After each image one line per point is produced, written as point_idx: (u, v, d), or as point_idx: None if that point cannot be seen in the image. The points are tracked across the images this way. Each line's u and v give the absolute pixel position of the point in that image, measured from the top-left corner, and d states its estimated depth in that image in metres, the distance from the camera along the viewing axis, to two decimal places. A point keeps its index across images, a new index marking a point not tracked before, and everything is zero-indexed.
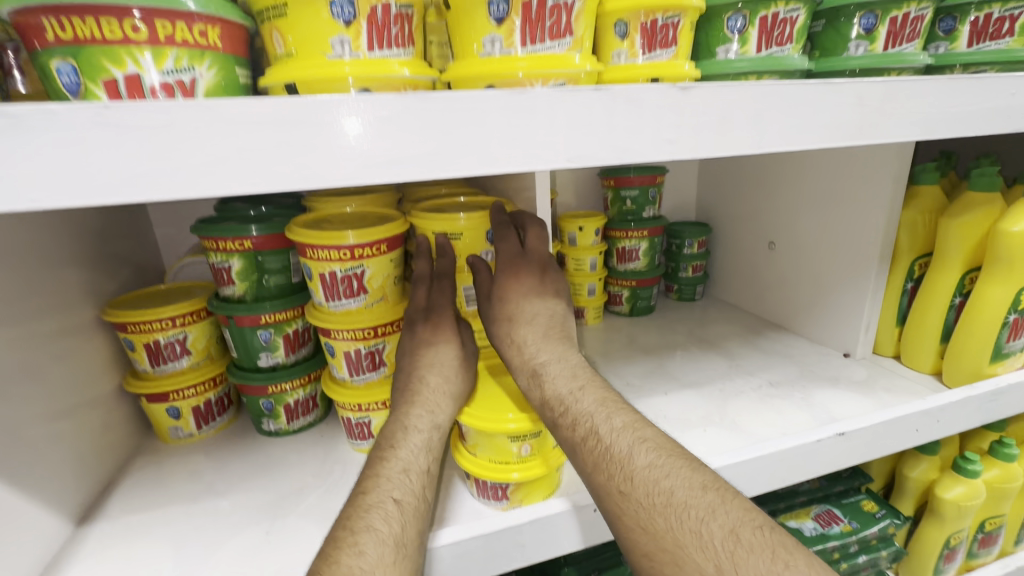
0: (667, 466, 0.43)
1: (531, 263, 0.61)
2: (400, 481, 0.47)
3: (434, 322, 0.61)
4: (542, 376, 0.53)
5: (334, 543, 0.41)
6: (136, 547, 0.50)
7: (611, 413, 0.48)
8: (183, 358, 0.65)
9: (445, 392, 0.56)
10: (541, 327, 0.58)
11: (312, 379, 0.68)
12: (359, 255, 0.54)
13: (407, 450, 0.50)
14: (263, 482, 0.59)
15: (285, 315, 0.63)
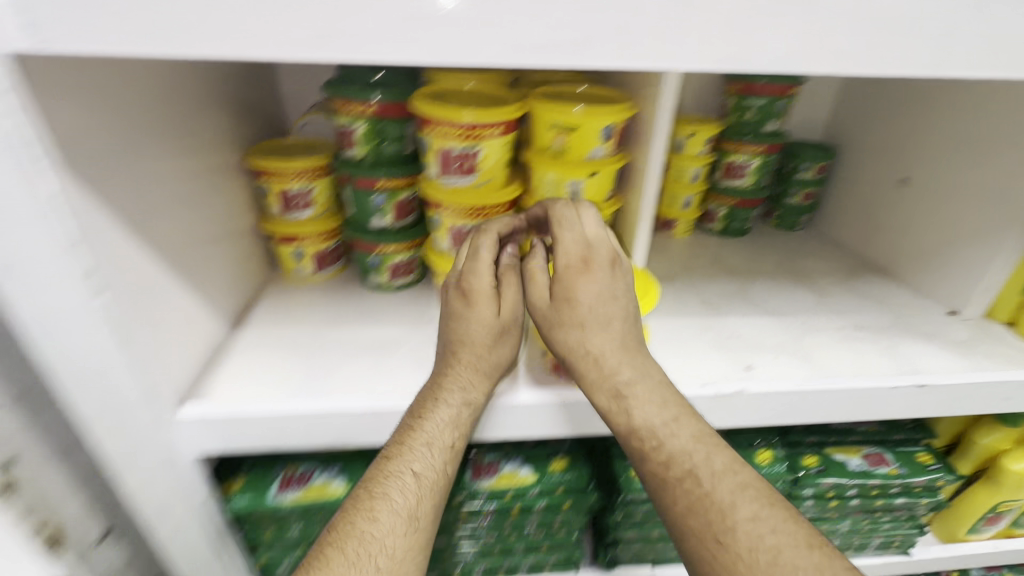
0: (771, 518, 0.45)
1: (597, 254, 0.53)
2: (422, 455, 0.51)
3: (470, 295, 0.55)
4: (627, 400, 0.51)
5: (355, 508, 0.48)
6: (273, 354, 0.62)
7: (710, 453, 0.49)
8: (306, 209, 0.73)
9: (488, 373, 0.55)
10: (617, 336, 0.53)
11: (415, 245, 0.75)
12: (475, 135, 0.56)
13: (432, 425, 0.51)
14: (369, 326, 0.68)
15: (397, 182, 0.68)
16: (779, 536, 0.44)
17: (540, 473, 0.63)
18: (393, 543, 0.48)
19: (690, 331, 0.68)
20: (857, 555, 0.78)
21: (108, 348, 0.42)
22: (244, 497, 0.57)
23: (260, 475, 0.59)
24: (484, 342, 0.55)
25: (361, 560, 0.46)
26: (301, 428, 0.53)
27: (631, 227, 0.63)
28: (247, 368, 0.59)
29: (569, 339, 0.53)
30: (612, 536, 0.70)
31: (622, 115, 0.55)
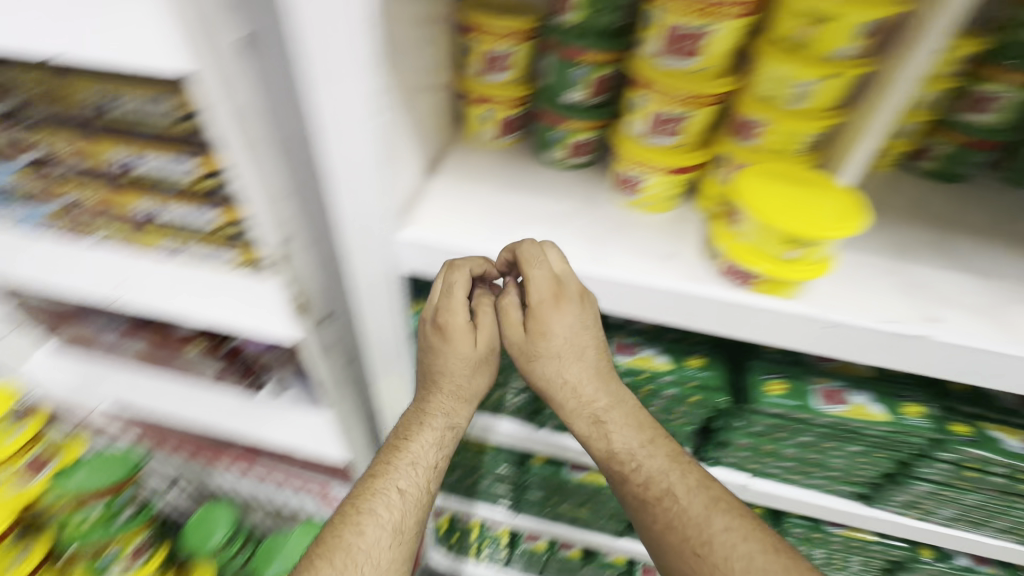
0: (706, 507, 0.62)
1: (569, 291, 0.59)
2: (405, 475, 0.69)
3: (445, 332, 0.64)
4: (605, 424, 0.66)
5: (347, 524, 0.65)
6: (461, 202, 0.67)
7: (683, 472, 0.64)
8: (504, 73, 0.74)
9: (466, 402, 0.70)
10: (592, 365, 0.65)
11: (599, 126, 0.75)
12: (714, 13, 0.53)
13: (417, 446, 0.70)
14: (542, 197, 0.72)
15: (602, 57, 0.67)
16: (716, 530, 0.60)
17: (676, 363, 0.68)
18: (380, 552, 0.65)
19: (873, 270, 0.63)
20: (965, 530, 0.76)
21: (374, 161, 0.50)
22: None
23: None
24: (461, 382, 0.68)
25: (351, 561, 0.62)
26: (492, 271, 0.60)
27: (848, 145, 0.57)
28: (443, 209, 0.66)
29: (544, 368, 0.66)
30: (724, 437, 0.73)
31: (889, 12, 0.48)
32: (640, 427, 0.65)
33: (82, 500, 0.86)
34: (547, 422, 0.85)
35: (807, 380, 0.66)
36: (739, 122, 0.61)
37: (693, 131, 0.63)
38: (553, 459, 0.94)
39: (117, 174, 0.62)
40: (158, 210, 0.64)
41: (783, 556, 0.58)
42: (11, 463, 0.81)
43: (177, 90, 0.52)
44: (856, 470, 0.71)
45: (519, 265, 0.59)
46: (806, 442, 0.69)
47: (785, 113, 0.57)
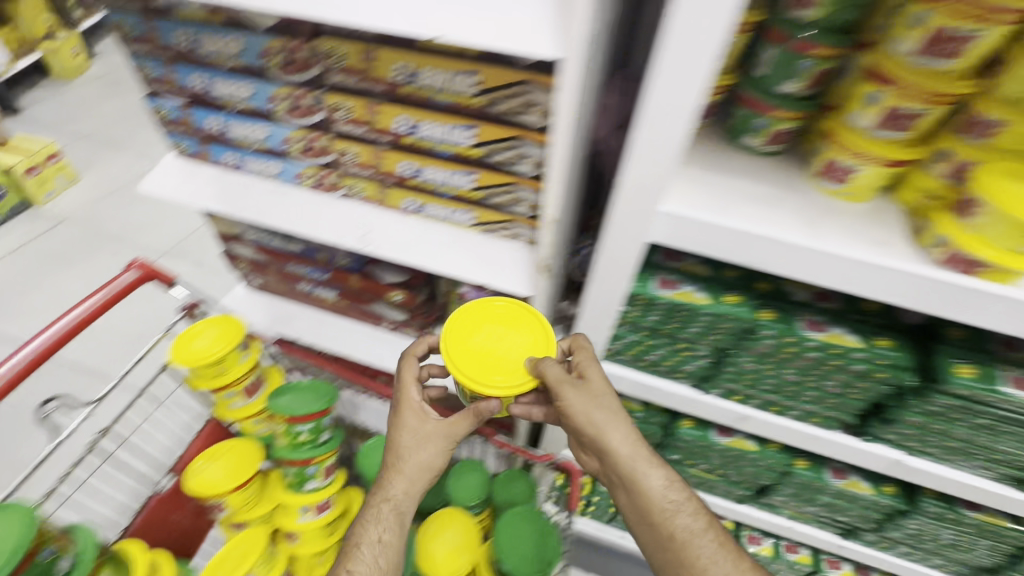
0: (723, 545, 0.74)
1: (608, 397, 0.77)
2: (361, 553, 0.77)
3: (400, 407, 0.83)
4: (643, 462, 0.76)
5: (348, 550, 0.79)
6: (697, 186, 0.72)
7: (686, 504, 0.76)
8: (795, 60, 0.72)
9: (397, 476, 0.80)
10: (632, 435, 0.77)
11: (839, 54, 0.71)
12: (992, 19, 0.55)
13: (372, 525, 0.79)
14: (748, 176, 0.77)
15: (830, 52, 0.70)
16: (719, 546, 0.73)
17: (867, 342, 0.73)
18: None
19: None
20: None
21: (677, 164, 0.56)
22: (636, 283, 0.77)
23: (643, 272, 0.79)
24: (418, 458, 0.81)
25: None
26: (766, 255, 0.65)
27: None
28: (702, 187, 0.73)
29: (598, 422, 0.75)
30: (894, 415, 0.78)
31: None
32: (654, 461, 0.77)
33: (294, 421, 0.94)
34: (713, 390, 0.87)
35: (995, 367, 0.71)
36: (972, 119, 0.64)
37: (972, 54, 0.58)
38: (701, 423, 0.99)
39: (386, 139, 0.71)
40: (414, 172, 0.73)
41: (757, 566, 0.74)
42: (237, 386, 0.95)
43: (484, 67, 0.59)
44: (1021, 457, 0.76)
45: (587, 384, 0.76)
46: (982, 425, 0.74)
47: (968, 146, 0.64)
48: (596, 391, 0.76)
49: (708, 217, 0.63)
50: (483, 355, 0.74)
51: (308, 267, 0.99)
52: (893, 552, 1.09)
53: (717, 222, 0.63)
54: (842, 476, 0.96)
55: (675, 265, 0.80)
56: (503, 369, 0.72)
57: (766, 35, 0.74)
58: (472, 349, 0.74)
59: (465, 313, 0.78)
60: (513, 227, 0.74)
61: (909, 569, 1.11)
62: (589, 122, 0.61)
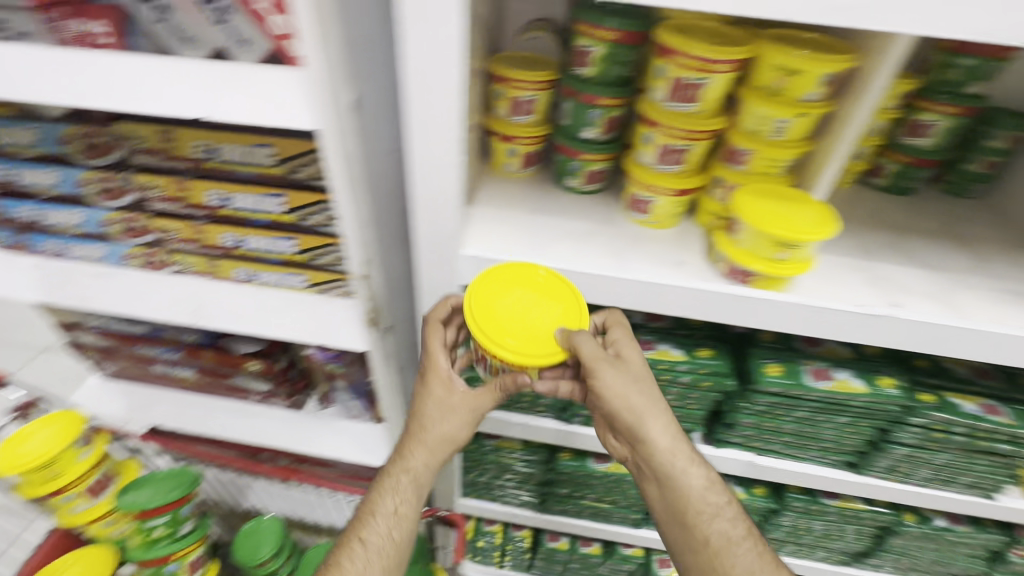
0: (760, 553, 0.74)
1: (651, 387, 0.72)
2: (374, 522, 0.78)
3: (427, 375, 0.75)
4: (683, 458, 0.75)
5: (355, 528, 0.79)
6: (497, 229, 0.78)
7: (725, 510, 0.75)
8: (590, 109, 0.81)
9: (418, 444, 0.76)
10: (673, 429, 0.74)
11: (624, 103, 0.81)
12: (710, 68, 0.65)
13: (385, 497, 0.78)
14: (566, 215, 0.84)
15: (613, 102, 0.80)
16: (756, 553, 0.74)
17: (689, 354, 0.79)
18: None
19: (844, 268, 0.77)
20: (941, 488, 0.88)
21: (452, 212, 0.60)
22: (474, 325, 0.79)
23: None
24: (438, 429, 0.76)
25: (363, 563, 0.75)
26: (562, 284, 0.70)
27: (818, 166, 0.71)
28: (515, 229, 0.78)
29: (639, 414, 0.71)
30: (732, 419, 0.84)
31: (848, 66, 0.62)
32: (694, 459, 0.76)
33: (146, 516, 0.87)
34: (575, 418, 0.91)
35: (799, 362, 0.79)
36: (731, 150, 0.74)
37: (710, 98, 0.69)
38: (579, 453, 1.02)
39: (203, 213, 0.72)
40: (237, 242, 0.74)
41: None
42: (79, 486, 0.88)
43: (277, 139, 0.63)
44: (844, 441, 0.84)
45: (621, 360, 0.72)
46: (802, 417, 0.81)
47: (731, 173, 0.75)
48: (636, 379, 0.71)
49: (511, 258, 0.68)
50: (508, 317, 0.66)
51: (159, 348, 0.95)
52: (784, 551, 1.13)
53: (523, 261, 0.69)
54: None
55: None
56: (517, 333, 0.65)
57: (562, 90, 0.84)
58: (499, 312, 0.66)
59: (498, 267, 0.69)
60: (343, 285, 0.76)
61: (803, 567, 1.15)
62: (386, 181, 0.65)
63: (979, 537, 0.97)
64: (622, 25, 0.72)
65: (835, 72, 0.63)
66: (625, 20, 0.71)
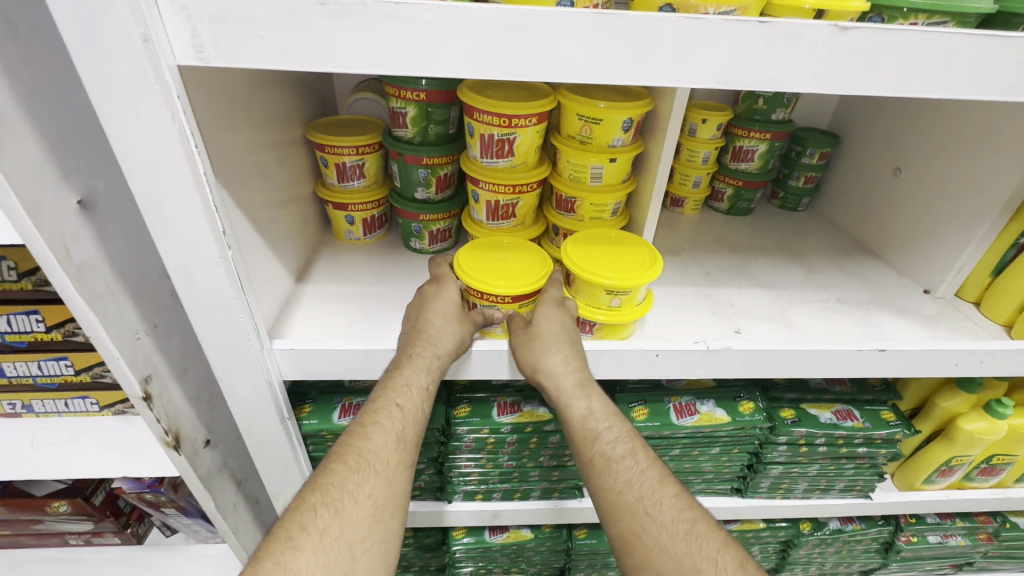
0: (659, 477, 0.61)
1: (550, 320, 0.63)
2: (406, 393, 0.60)
3: (442, 281, 0.68)
4: (588, 391, 0.63)
5: (354, 430, 0.59)
6: (327, 308, 0.71)
7: (638, 456, 0.62)
8: (419, 169, 0.78)
9: (434, 320, 0.62)
10: (575, 363, 0.63)
11: (452, 159, 0.78)
12: (513, 124, 0.64)
13: (412, 369, 0.60)
14: (409, 282, 0.79)
15: (440, 160, 0.77)
16: (668, 498, 0.59)
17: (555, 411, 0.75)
18: (388, 456, 0.58)
19: (690, 299, 0.78)
20: (823, 496, 0.89)
21: (236, 305, 0.52)
22: (314, 421, 0.71)
23: (325, 404, 0.73)
24: (455, 330, 0.62)
25: (363, 461, 0.56)
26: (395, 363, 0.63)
27: (643, 206, 0.72)
28: (349, 307, 0.72)
29: (529, 354, 0.62)
30: None
31: (643, 110, 0.63)
32: (608, 407, 0.65)
33: None
34: (455, 496, 0.83)
35: (665, 401, 0.77)
36: (559, 199, 0.73)
37: (523, 152, 0.68)
38: (473, 527, 0.94)
39: None
40: None
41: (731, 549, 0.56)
42: None
43: (15, 249, 0.53)
44: (723, 469, 0.83)
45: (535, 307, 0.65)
46: (678, 454, 0.79)
47: (564, 222, 0.74)
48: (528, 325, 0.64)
49: (330, 347, 0.61)
50: (493, 266, 0.67)
51: None
52: None
53: (344, 347, 0.62)
54: None
55: (367, 384, 0.76)
56: (508, 277, 0.65)
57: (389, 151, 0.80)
58: (487, 263, 0.68)
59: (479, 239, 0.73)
60: None
61: None
62: (160, 278, 0.56)
63: (869, 533, 1.00)
64: (427, 84, 0.70)
65: (634, 118, 0.64)
66: (431, 80, 0.70)
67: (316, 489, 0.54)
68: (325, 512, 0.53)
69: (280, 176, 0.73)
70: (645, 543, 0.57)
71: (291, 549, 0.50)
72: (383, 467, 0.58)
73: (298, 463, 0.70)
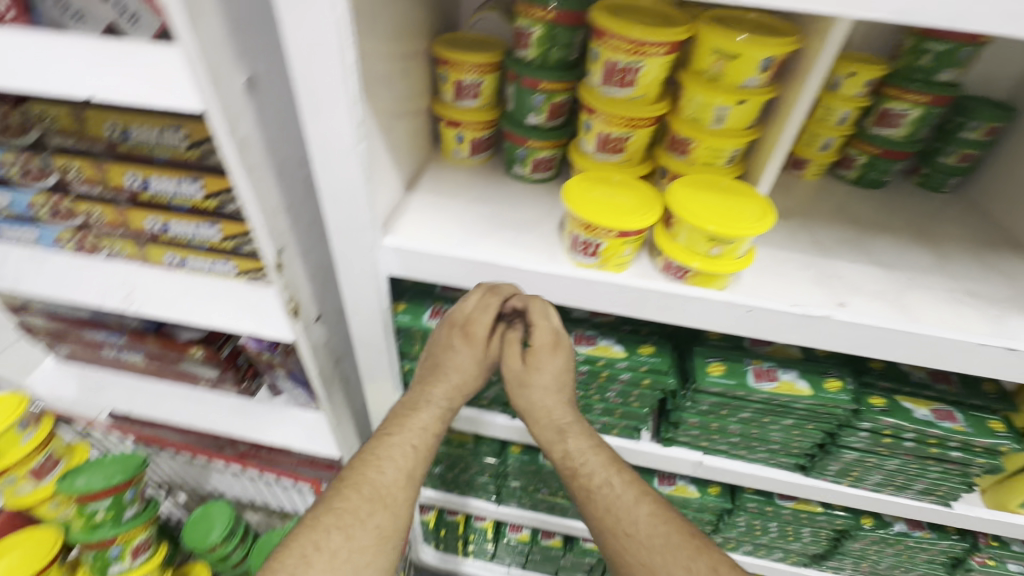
0: (636, 497, 0.73)
1: (542, 354, 0.72)
2: (412, 435, 0.74)
3: (456, 321, 0.71)
4: (567, 433, 0.76)
5: (369, 461, 0.72)
6: (433, 216, 0.76)
7: (615, 474, 0.74)
8: (534, 94, 0.78)
9: (450, 369, 0.74)
10: (560, 401, 0.75)
11: (569, 87, 0.77)
12: (642, 52, 0.62)
13: (424, 414, 0.75)
14: (508, 206, 0.81)
15: (556, 86, 0.77)
16: (642, 515, 0.71)
17: (630, 351, 0.76)
18: (397, 489, 0.72)
19: (794, 265, 0.73)
20: (895, 494, 0.85)
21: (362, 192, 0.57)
22: (407, 316, 0.77)
23: (417, 304, 0.79)
24: (460, 375, 0.75)
25: (377, 492, 0.70)
26: (489, 275, 0.67)
27: (763, 158, 0.67)
28: (453, 217, 0.76)
29: (527, 397, 0.75)
30: (678, 418, 0.82)
31: (789, 49, 0.58)
32: (590, 436, 0.77)
33: (88, 499, 0.87)
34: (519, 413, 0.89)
35: (744, 362, 0.76)
36: (674, 139, 0.71)
37: (646, 84, 0.66)
38: (529, 447, 1.00)
39: (126, 197, 0.70)
40: (162, 228, 0.72)
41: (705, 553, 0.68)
42: (20, 469, 0.88)
43: (188, 122, 0.61)
44: (792, 443, 0.81)
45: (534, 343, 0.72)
46: (747, 418, 0.78)
47: (674, 165, 0.72)
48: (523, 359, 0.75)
49: (434, 249, 0.65)
50: (598, 200, 0.67)
51: (105, 332, 0.94)
52: (742, 551, 1.11)
53: (447, 253, 0.66)
54: (668, 483, 0.99)
55: (455, 295, 0.81)
56: (613, 211, 0.65)
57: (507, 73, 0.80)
58: (594, 197, 0.68)
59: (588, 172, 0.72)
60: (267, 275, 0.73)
61: (763, 568, 1.12)
62: (298, 163, 0.62)
63: (939, 544, 0.95)
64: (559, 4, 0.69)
65: (777, 58, 0.59)
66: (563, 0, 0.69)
67: (331, 513, 0.68)
68: (338, 534, 0.67)
69: (404, 85, 0.76)
70: (629, 561, 0.70)
71: (307, 564, 0.64)
72: (393, 499, 0.71)
73: (391, 352, 0.78)
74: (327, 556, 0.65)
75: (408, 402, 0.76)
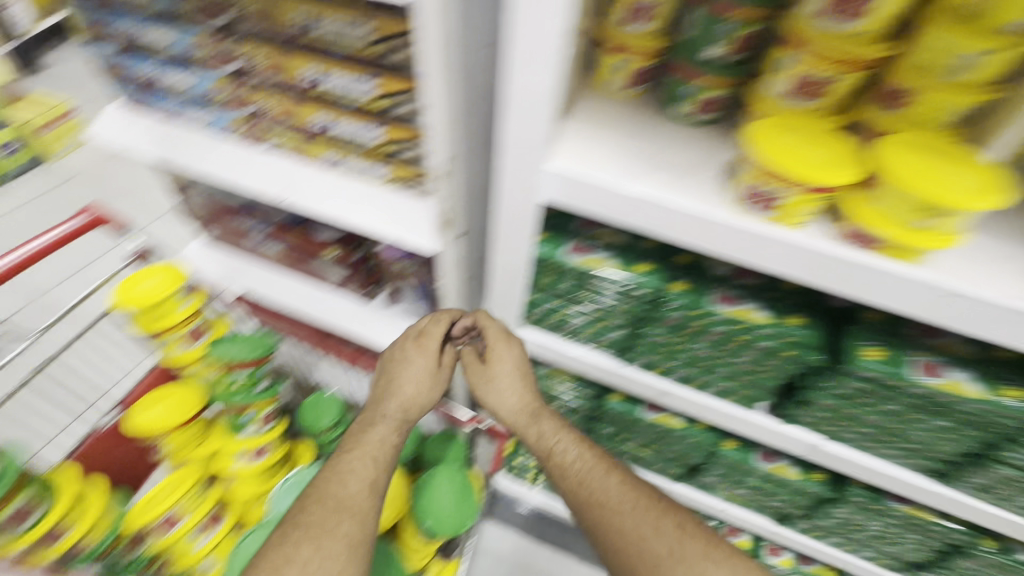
0: (606, 469, 0.82)
1: (498, 346, 0.86)
2: (371, 443, 0.80)
3: (418, 341, 0.88)
4: (540, 418, 0.85)
5: (333, 478, 0.74)
6: (593, 145, 0.73)
7: (582, 450, 0.83)
8: (721, 23, 0.69)
9: (405, 386, 0.86)
10: (523, 389, 0.86)
11: (763, 18, 0.69)
12: None
13: (381, 428, 0.82)
14: (667, 145, 0.76)
15: (751, 14, 0.68)
16: (613, 485, 0.80)
17: (776, 319, 0.71)
18: (361, 498, 0.72)
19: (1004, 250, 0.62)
20: None
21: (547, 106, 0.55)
22: (546, 247, 0.76)
23: (557, 236, 0.78)
24: (414, 391, 0.86)
25: (341, 503, 0.71)
26: (650, 215, 0.64)
27: (1000, 122, 0.57)
28: (613, 148, 0.73)
29: (498, 386, 0.86)
30: (809, 398, 0.77)
31: None
32: (559, 422, 0.86)
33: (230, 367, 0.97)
34: (633, 362, 0.87)
35: (907, 351, 0.69)
36: (888, 89, 0.61)
37: (879, 20, 0.55)
38: (630, 398, 0.99)
39: (299, 90, 0.72)
40: (328, 125, 0.74)
41: (671, 516, 0.77)
42: (179, 331, 0.99)
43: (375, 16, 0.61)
44: (936, 446, 0.74)
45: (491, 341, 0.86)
46: (892, 411, 0.72)
47: (879, 119, 0.63)
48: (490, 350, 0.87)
49: (600, 177, 0.63)
50: (788, 148, 0.60)
51: (251, 221, 1.02)
52: (828, 542, 1.07)
53: (613, 185, 0.63)
54: (769, 460, 0.95)
55: (592, 232, 0.78)
56: (806, 163, 0.58)
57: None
58: (783, 144, 0.60)
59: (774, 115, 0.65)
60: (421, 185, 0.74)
61: (847, 563, 1.08)
62: (472, 68, 0.60)
63: None
64: None
65: None
66: None
67: (298, 527, 0.68)
68: (307, 546, 0.66)
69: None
70: (608, 526, 0.77)
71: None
72: (359, 509, 0.71)
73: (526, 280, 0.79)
74: (297, 566, 0.64)
75: (365, 426, 0.83)
